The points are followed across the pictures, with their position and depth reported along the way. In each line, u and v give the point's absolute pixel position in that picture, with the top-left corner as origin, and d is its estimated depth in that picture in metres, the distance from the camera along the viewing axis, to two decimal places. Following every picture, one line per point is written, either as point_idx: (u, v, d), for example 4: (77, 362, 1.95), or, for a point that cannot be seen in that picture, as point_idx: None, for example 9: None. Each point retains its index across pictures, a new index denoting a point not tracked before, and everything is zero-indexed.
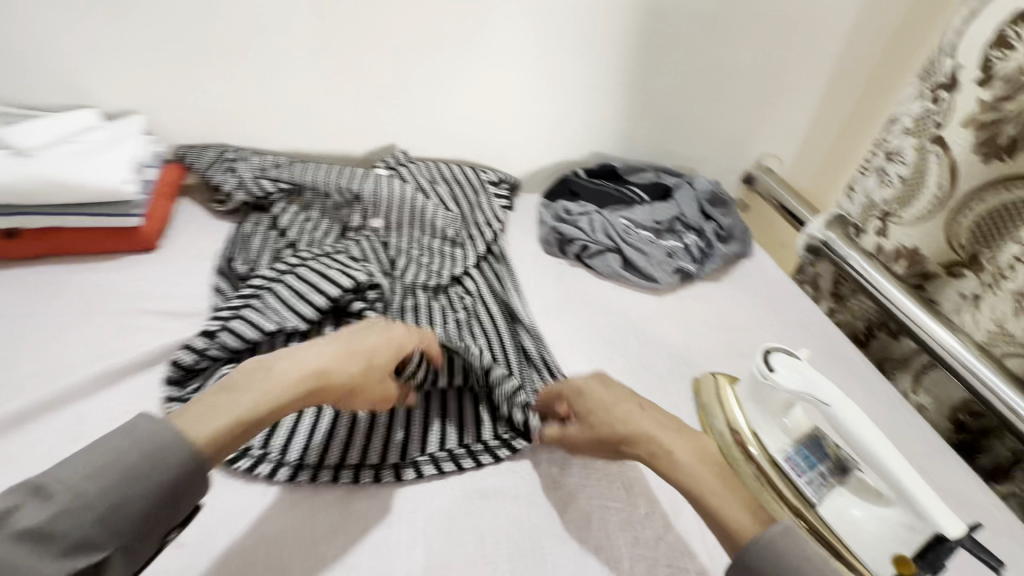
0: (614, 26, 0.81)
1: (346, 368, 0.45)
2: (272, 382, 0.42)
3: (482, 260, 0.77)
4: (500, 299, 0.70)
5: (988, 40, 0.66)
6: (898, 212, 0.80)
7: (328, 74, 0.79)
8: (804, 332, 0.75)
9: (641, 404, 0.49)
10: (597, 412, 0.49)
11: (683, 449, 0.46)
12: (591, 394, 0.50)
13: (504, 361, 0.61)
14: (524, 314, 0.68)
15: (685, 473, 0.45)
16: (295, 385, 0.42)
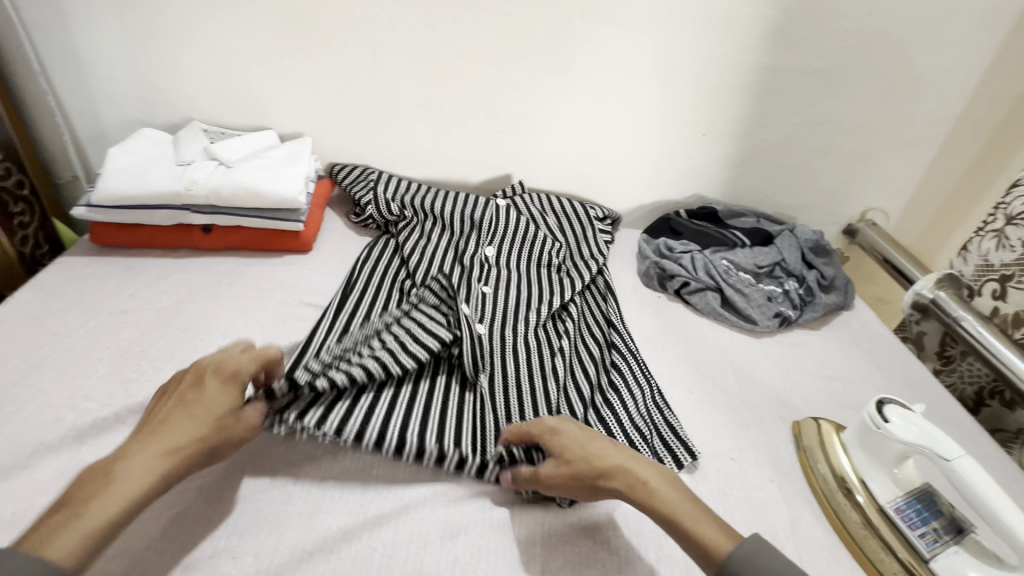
0: (728, 79, 0.86)
1: (212, 417, 0.47)
2: (158, 446, 0.44)
3: (586, 289, 0.81)
4: (602, 329, 0.75)
5: None
6: (1021, 277, 0.78)
7: (462, 110, 0.89)
8: (909, 390, 0.74)
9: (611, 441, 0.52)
10: (576, 450, 0.50)
11: (653, 477, 0.49)
12: (565, 433, 0.51)
13: (603, 396, 0.65)
14: (625, 348, 0.71)
15: (660, 499, 0.47)
16: (167, 453, 0.44)
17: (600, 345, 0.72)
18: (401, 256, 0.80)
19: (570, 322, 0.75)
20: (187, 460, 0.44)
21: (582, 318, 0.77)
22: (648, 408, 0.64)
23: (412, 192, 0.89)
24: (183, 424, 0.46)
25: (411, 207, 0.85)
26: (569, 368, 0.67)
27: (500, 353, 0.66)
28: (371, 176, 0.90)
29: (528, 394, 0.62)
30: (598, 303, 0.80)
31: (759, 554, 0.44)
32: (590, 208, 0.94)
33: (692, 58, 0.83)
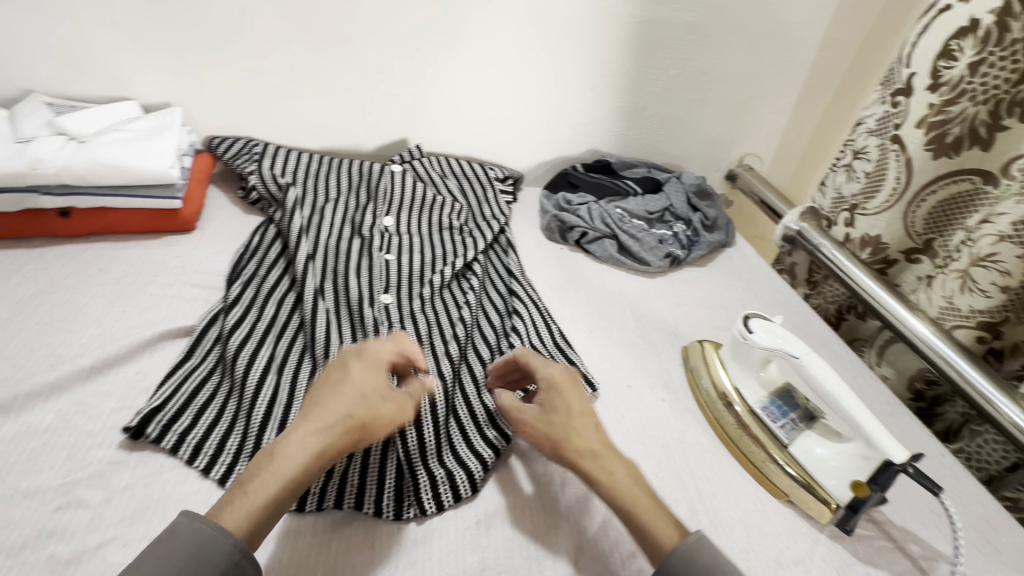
0: (611, 33, 0.89)
1: (369, 398, 0.47)
2: (313, 425, 0.44)
3: (489, 248, 0.83)
4: (504, 283, 0.77)
5: (935, 51, 0.75)
6: (863, 205, 0.88)
7: (350, 73, 0.86)
8: (781, 310, 0.84)
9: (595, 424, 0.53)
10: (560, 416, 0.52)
11: (623, 475, 0.49)
12: (564, 396, 0.54)
13: (507, 346, 0.67)
14: (525, 301, 0.74)
15: (621, 493, 0.48)
16: (319, 443, 0.44)
17: (507, 299, 0.74)
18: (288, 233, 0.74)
19: (476, 282, 0.76)
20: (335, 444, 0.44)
21: (487, 277, 0.78)
22: (551, 351, 0.67)
23: (303, 161, 0.85)
24: (335, 400, 0.46)
25: (305, 177, 0.82)
26: (477, 327, 0.69)
27: (405, 320, 0.67)
28: (256, 149, 0.84)
29: (427, 358, 0.63)
30: (500, 264, 0.81)
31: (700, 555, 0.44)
32: (490, 169, 0.95)
33: (575, 13, 0.85)
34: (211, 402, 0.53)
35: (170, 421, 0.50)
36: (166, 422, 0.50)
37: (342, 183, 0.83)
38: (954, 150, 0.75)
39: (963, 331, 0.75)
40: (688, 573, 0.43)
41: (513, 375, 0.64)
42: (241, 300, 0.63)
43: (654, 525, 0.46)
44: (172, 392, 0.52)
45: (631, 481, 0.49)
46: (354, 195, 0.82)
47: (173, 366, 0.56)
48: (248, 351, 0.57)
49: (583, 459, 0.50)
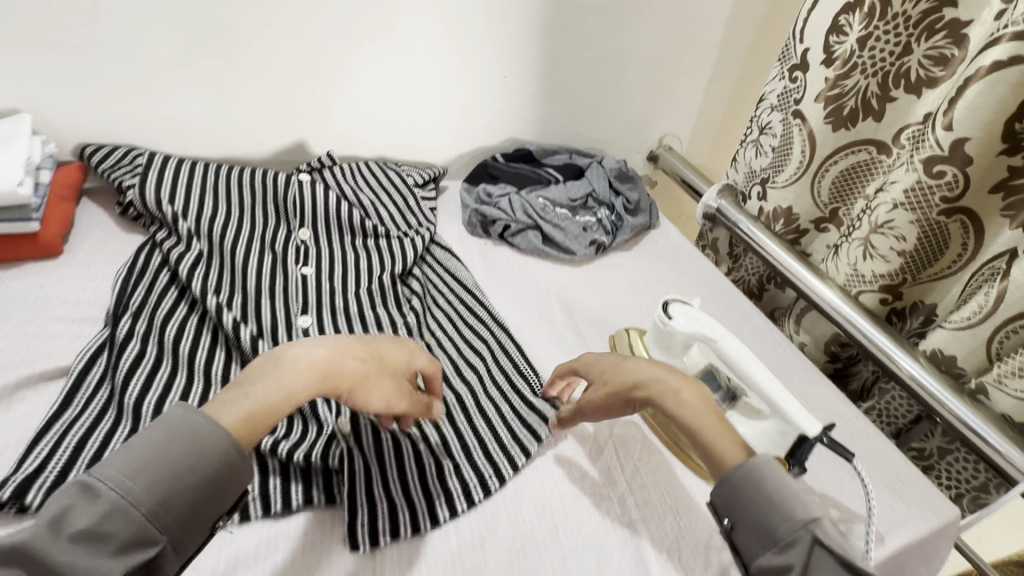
0: (518, 17, 0.86)
1: (387, 356, 0.52)
2: (319, 350, 0.49)
3: (422, 258, 0.80)
4: (445, 295, 0.73)
5: (824, 29, 0.77)
6: (773, 177, 0.91)
7: (235, 68, 0.78)
8: (704, 289, 0.85)
9: (650, 363, 0.55)
10: (614, 369, 0.55)
11: (690, 395, 0.50)
12: (610, 357, 0.56)
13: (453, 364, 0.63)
14: (474, 316, 0.70)
15: (691, 415, 0.49)
16: (320, 366, 0.48)
17: (451, 319, 0.70)
18: (187, 254, 0.67)
19: (415, 301, 0.71)
20: (339, 380, 0.48)
21: (425, 293, 0.74)
22: (504, 367, 0.64)
23: (197, 171, 0.76)
24: (348, 345, 0.51)
25: (203, 191, 0.74)
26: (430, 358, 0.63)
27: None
28: (133, 159, 0.75)
29: None
30: (431, 274, 0.77)
31: (755, 481, 0.44)
32: (409, 175, 0.89)
33: None
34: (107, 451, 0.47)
35: (54, 483, 0.44)
36: (51, 484, 0.44)
37: (248, 195, 0.76)
38: (850, 122, 0.78)
39: (868, 295, 0.79)
40: (757, 496, 0.43)
41: (473, 411, 0.58)
42: (135, 333, 0.56)
43: (723, 444, 0.47)
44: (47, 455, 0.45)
45: (694, 406, 0.50)
46: (261, 209, 0.76)
47: (46, 420, 0.48)
48: (155, 397, 0.51)
49: (649, 390, 0.51)
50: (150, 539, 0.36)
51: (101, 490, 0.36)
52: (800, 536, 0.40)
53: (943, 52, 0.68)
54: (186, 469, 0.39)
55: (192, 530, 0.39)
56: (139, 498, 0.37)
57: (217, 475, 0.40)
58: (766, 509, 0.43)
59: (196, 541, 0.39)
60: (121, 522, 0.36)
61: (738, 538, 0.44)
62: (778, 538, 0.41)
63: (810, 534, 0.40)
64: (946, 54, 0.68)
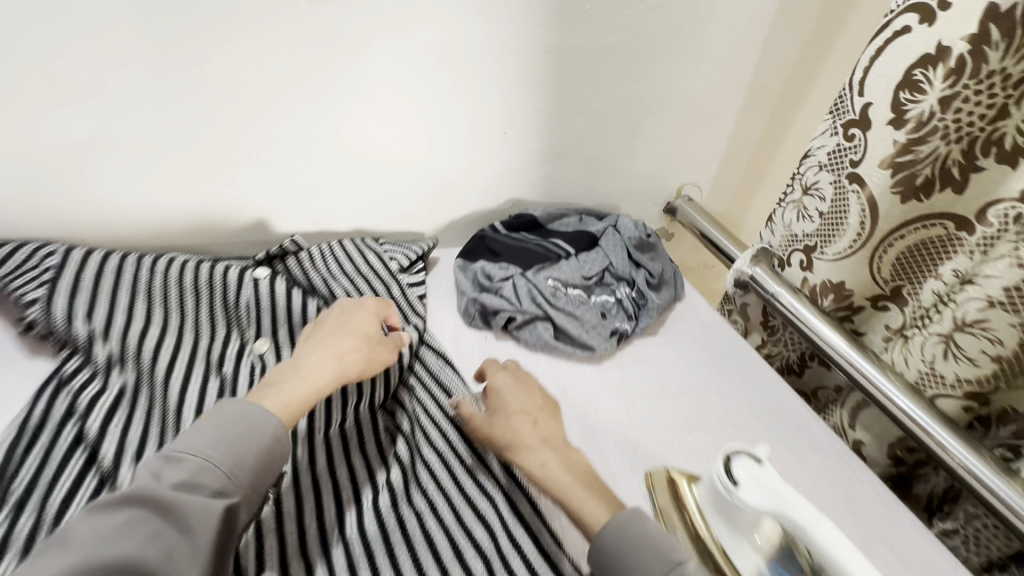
0: (519, 67, 0.72)
1: (364, 329, 0.59)
2: (319, 350, 0.54)
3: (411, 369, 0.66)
4: (443, 435, 0.60)
5: (896, 81, 0.63)
6: (820, 248, 0.78)
7: (175, 139, 0.65)
8: (745, 386, 0.72)
9: (534, 419, 0.57)
10: (498, 416, 0.58)
11: (548, 461, 0.53)
12: (499, 396, 0.60)
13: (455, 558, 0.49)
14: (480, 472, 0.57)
15: (544, 476, 0.52)
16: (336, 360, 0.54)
17: (450, 472, 0.57)
18: (100, 401, 0.52)
19: (405, 449, 0.57)
20: (352, 367, 0.54)
21: (415, 430, 0.60)
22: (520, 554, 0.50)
23: (127, 273, 0.62)
24: (336, 339, 0.56)
25: (131, 301, 0.59)
26: (428, 549, 0.49)
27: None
28: (50, 259, 0.60)
29: None
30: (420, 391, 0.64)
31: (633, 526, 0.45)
32: (393, 257, 0.75)
33: (468, 44, 0.68)
34: None
35: None
36: None
37: (189, 301, 0.62)
38: (924, 193, 0.66)
39: (947, 401, 0.66)
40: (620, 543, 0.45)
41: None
42: (15, 543, 0.42)
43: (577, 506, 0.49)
44: None
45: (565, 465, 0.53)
46: (206, 319, 0.61)
47: None
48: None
49: (520, 455, 0.54)
50: (229, 499, 0.40)
51: (188, 460, 0.40)
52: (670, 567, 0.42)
53: None
54: (235, 455, 0.42)
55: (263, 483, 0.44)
56: (217, 460, 0.41)
57: (270, 452, 0.44)
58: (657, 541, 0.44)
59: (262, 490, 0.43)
60: (210, 476, 0.40)
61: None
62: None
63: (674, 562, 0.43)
64: None
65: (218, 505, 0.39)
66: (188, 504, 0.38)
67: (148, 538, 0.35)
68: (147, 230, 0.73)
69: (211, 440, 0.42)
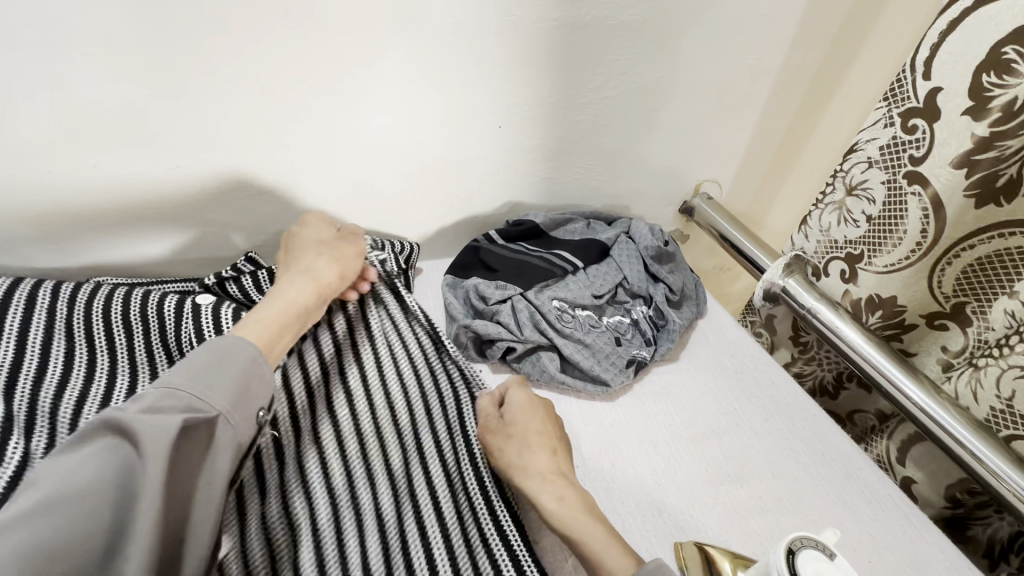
0: (515, 47, 0.60)
1: (333, 252, 0.59)
2: (292, 278, 0.55)
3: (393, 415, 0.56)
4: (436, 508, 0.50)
5: (978, 59, 0.51)
6: (867, 258, 0.67)
7: (96, 142, 0.54)
8: (782, 421, 0.62)
9: (552, 452, 0.51)
10: (511, 442, 0.51)
11: (568, 502, 0.47)
12: (515, 423, 0.53)
13: None
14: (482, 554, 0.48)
15: (563, 521, 0.46)
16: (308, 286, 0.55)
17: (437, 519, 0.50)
18: None
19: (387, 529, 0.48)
20: (319, 290, 0.55)
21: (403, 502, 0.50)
22: None
23: (38, 308, 0.50)
24: (303, 261, 0.57)
25: (44, 347, 0.49)
26: None
27: None
28: None
29: None
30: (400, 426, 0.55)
31: None
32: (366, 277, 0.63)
33: (452, 20, 0.56)
34: None
35: None
36: None
37: (116, 345, 0.51)
38: (1005, 197, 0.55)
39: (1022, 443, 0.57)
40: None
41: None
42: None
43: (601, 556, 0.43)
44: None
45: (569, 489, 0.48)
46: (146, 366, 0.52)
47: None
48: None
49: (530, 488, 0.48)
50: (190, 415, 0.40)
51: (164, 395, 0.41)
52: None
53: None
54: (211, 388, 0.42)
55: (243, 412, 0.44)
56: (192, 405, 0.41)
57: (243, 379, 0.44)
58: None
59: (247, 413, 0.44)
60: (174, 403, 0.41)
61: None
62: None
63: None
64: None
65: (175, 421, 0.39)
66: (161, 426, 0.39)
67: (113, 464, 0.37)
68: (77, 247, 0.62)
69: (181, 376, 0.42)
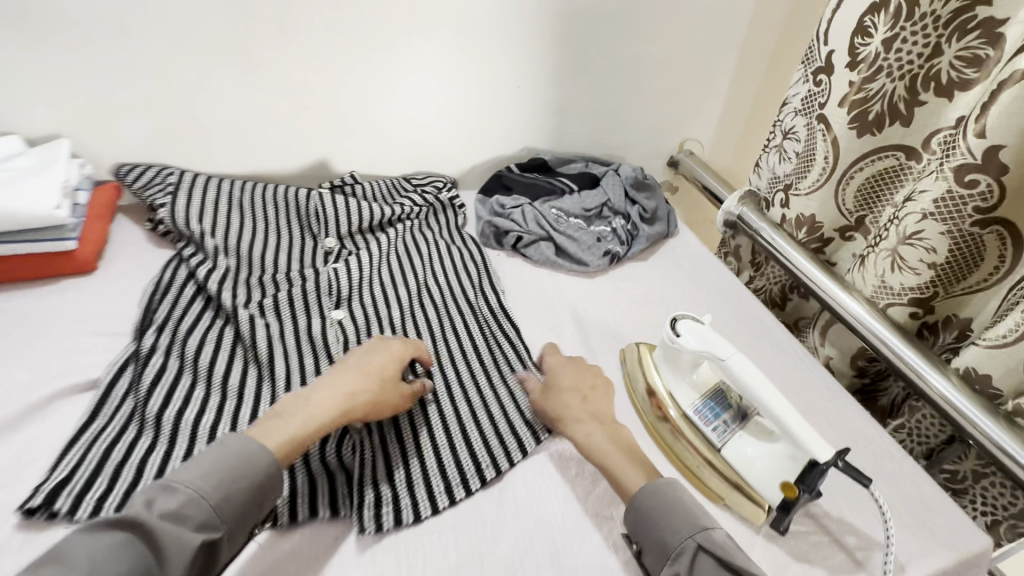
0: (532, 28, 0.86)
1: (384, 370, 0.57)
2: (332, 390, 0.53)
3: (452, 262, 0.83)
4: (474, 301, 0.75)
5: (852, 30, 0.74)
6: (797, 184, 0.87)
7: (254, 92, 0.81)
8: (721, 300, 0.83)
9: (585, 397, 0.61)
10: (551, 396, 0.61)
11: (600, 436, 0.56)
12: (556, 379, 0.63)
13: (484, 387, 0.63)
14: (507, 325, 0.71)
15: (598, 453, 0.55)
16: (347, 397, 0.53)
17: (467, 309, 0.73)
18: (210, 269, 0.70)
19: (444, 310, 0.72)
20: (355, 408, 0.53)
21: (452, 299, 0.74)
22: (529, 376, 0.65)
23: (222, 188, 0.79)
24: (353, 374, 0.55)
25: (226, 207, 0.77)
26: (464, 380, 0.63)
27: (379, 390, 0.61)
28: (169, 178, 0.79)
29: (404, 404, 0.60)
30: (453, 264, 0.80)
31: (660, 506, 0.49)
32: (431, 190, 0.91)
33: (489, 9, 0.82)
34: (128, 462, 0.50)
35: (83, 489, 0.47)
36: (79, 491, 0.47)
37: (267, 211, 0.79)
38: (877, 127, 0.75)
39: (897, 309, 0.75)
40: (660, 509, 0.48)
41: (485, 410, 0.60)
42: (160, 347, 0.60)
43: (622, 478, 0.52)
44: (94, 465, 0.49)
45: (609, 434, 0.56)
46: (287, 222, 0.79)
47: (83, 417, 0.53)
48: (173, 408, 0.54)
49: (569, 426, 0.58)
50: (208, 534, 0.42)
51: (181, 489, 0.42)
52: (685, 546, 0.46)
53: (978, 53, 0.65)
54: (231, 491, 0.44)
55: (245, 522, 0.45)
56: (204, 503, 0.43)
57: (260, 486, 0.46)
58: (686, 509, 0.48)
59: (248, 527, 0.45)
60: (199, 508, 0.42)
61: (646, 559, 0.48)
62: (668, 550, 0.46)
63: (695, 542, 0.46)
64: (981, 55, 0.64)
65: (195, 539, 0.41)
66: (177, 537, 0.40)
67: (131, 559, 0.38)
68: None
69: (205, 476, 0.44)
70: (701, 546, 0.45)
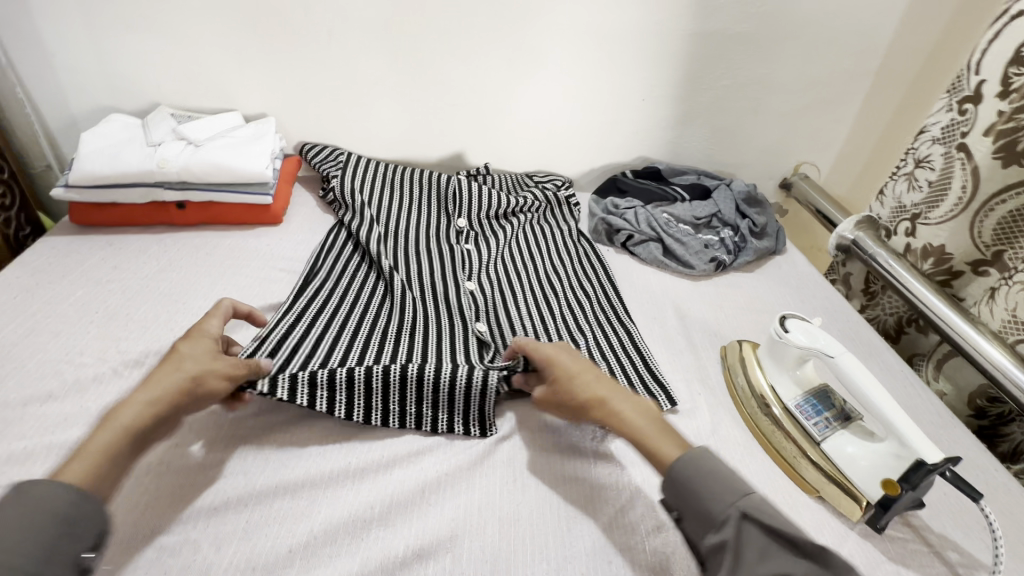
0: (664, 46, 0.93)
1: (180, 354, 0.51)
2: (145, 393, 0.47)
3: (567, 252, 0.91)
4: (586, 290, 0.82)
5: (1007, 57, 0.73)
6: (927, 213, 0.86)
7: (416, 89, 0.95)
8: (828, 317, 0.84)
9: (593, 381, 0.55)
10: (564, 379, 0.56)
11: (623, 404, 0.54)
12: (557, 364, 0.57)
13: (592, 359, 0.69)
14: (615, 314, 0.77)
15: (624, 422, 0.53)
16: (157, 395, 0.47)
17: (577, 294, 0.81)
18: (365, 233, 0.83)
19: (558, 296, 0.80)
20: (169, 402, 0.47)
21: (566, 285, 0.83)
22: (635, 358, 0.70)
23: (383, 169, 0.94)
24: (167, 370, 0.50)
25: (382, 184, 0.91)
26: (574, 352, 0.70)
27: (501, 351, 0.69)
28: (341, 156, 0.94)
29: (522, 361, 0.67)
30: (567, 256, 0.88)
31: (702, 458, 0.48)
32: (551, 187, 1.01)
33: (628, 27, 0.90)
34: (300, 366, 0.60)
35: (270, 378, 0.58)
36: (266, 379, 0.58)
37: (414, 191, 0.92)
38: None
39: None
40: (700, 473, 0.47)
41: None
42: (322, 291, 0.72)
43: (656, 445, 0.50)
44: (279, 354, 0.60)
45: (638, 411, 0.53)
46: (428, 203, 0.92)
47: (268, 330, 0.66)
48: (335, 335, 0.66)
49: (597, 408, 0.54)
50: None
51: None
52: (729, 513, 0.44)
53: None
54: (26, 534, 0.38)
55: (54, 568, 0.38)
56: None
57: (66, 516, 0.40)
58: (724, 479, 0.46)
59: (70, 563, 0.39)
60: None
61: (686, 526, 0.47)
62: (712, 517, 0.44)
63: (738, 509, 0.44)
64: None
65: None
66: None
67: None
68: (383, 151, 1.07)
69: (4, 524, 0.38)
70: (746, 513, 0.44)
